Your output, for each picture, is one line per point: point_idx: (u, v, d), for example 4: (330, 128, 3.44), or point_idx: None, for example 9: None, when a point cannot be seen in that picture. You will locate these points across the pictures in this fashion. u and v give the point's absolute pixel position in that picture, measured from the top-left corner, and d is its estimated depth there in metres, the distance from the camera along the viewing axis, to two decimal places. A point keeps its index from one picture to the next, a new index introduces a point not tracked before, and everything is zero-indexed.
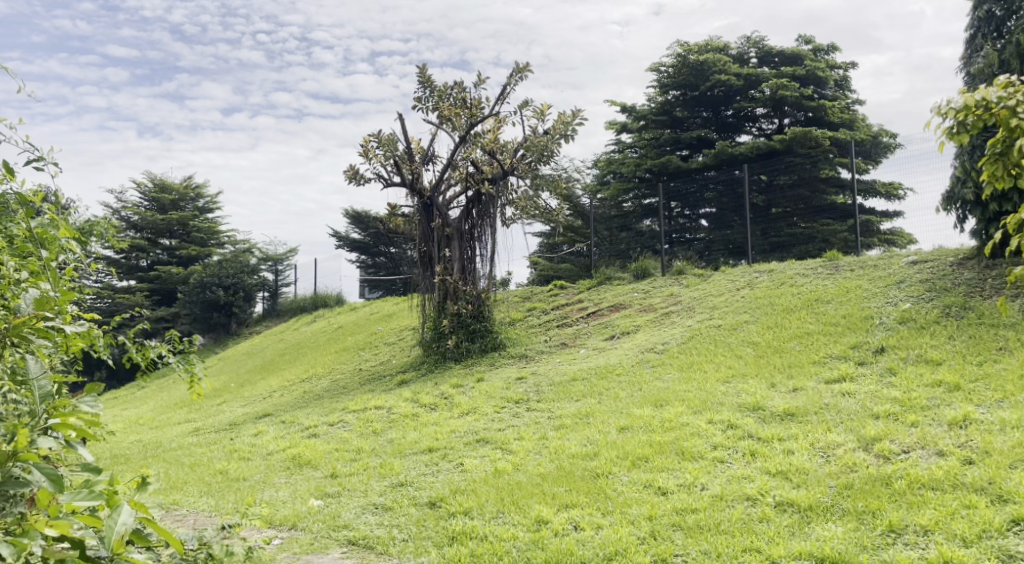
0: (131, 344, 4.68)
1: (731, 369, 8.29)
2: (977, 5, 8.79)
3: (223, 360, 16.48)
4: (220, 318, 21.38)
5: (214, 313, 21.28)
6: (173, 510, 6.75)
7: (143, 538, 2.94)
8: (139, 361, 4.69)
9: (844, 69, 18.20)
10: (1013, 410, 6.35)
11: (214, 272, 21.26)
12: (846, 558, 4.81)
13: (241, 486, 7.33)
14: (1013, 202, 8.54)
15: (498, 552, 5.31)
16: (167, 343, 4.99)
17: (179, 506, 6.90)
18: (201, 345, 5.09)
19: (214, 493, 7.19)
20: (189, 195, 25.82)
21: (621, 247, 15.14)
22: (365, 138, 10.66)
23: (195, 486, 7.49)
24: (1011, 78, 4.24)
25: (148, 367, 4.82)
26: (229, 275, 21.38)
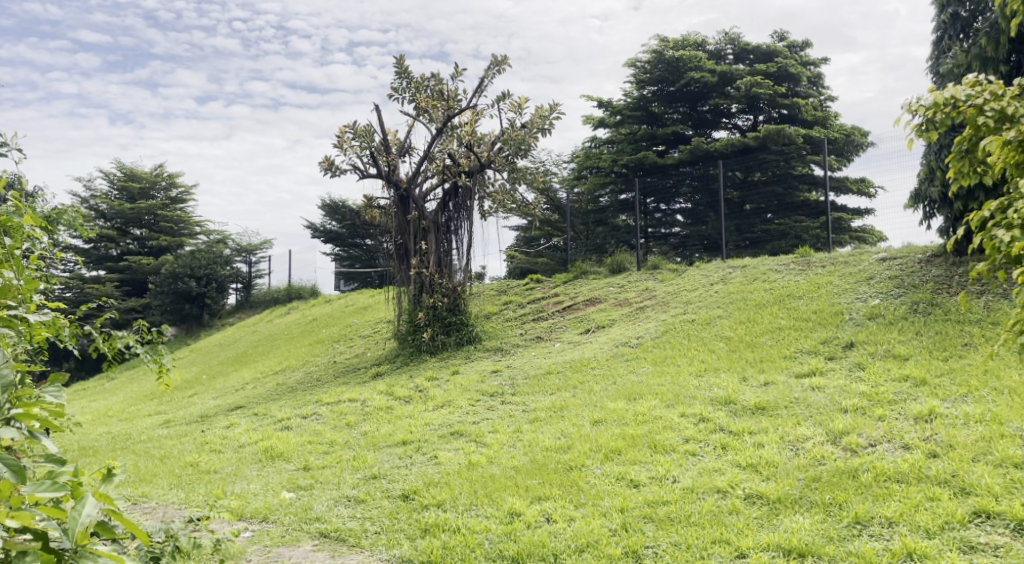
0: (98, 334, 4.61)
1: (704, 363, 8.36)
2: (942, 7, 8.86)
3: (196, 351, 16.33)
4: (192, 309, 21.18)
5: (185, 304, 21.07)
6: (141, 503, 6.73)
7: (110, 530, 2.93)
8: (106, 352, 4.62)
9: (818, 67, 18.32)
10: (977, 405, 6.45)
11: (185, 262, 20.99)
12: (813, 550, 4.87)
13: (211, 478, 7.32)
14: (979, 200, 8.68)
15: (470, 544, 5.32)
16: (135, 332, 4.93)
17: (148, 498, 6.88)
18: (171, 335, 5.01)
19: (184, 485, 7.18)
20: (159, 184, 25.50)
21: (597, 241, 15.18)
22: (340, 129, 10.56)
23: (164, 478, 7.45)
24: (980, 77, 4.35)
25: (115, 358, 4.75)
26: (201, 265, 21.10)
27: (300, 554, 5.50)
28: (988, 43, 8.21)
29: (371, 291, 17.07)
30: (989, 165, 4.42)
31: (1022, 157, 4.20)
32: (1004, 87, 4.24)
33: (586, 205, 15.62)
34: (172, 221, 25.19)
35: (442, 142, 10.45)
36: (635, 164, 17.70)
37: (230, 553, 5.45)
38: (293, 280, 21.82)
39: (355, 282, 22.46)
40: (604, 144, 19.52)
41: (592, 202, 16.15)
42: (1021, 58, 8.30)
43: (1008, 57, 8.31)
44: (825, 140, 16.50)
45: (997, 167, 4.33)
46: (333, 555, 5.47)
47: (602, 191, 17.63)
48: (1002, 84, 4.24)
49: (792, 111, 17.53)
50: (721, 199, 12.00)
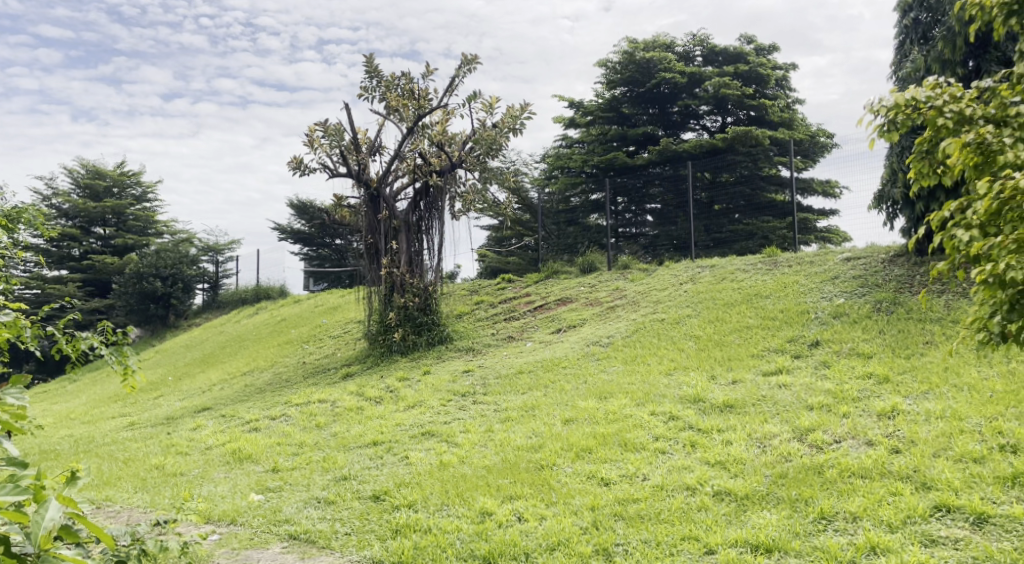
0: (62, 335, 4.62)
1: (674, 362, 8.44)
2: (904, 12, 8.99)
3: (163, 351, 16.15)
4: (158, 309, 20.92)
5: (150, 304, 20.85)
6: (106, 507, 6.67)
7: (75, 534, 2.92)
8: (70, 353, 4.65)
9: (785, 69, 18.48)
10: (938, 401, 6.57)
11: (151, 262, 20.77)
12: (779, 545, 4.94)
13: (178, 481, 7.26)
14: (939, 202, 8.84)
15: (441, 544, 5.33)
16: (100, 334, 4.90)
17: (112, 502, 6.81)
18: (137, 337, 4.97)
19: (150, 488, 7.12)
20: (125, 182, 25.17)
21: (568, 241, 14.93)
22: (310, 128, 10.45)
23: (129, 481, 7.40)
24: (940, 79, 4.50)
25: (79, 359, 4.74)
26: (167, 265, 20.89)
27: (268, 557, 5.47)
28: (946, 47, 8.33)
29: (341, 291, 16.98)
30: (947, 165, 4.56)
31: (977, 159, 4.37)
32: (962, 90, 4.42)
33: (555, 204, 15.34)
34: (138, 220, 24.90)
35: (413, 140, 10.32)
36: (605, 164, 17.77)
37: (196, 556, 5.39)
38: (262, 280, 21.67)
39: (325, 282, 22.32)
40: (575, 144, 19.55)
41: (563, 202, 16.17)
42: (977, 63, 8.45)
43: (966, 63, 8.46)
44: (792, 141, 16.65)
45: (956, 169, 4.46)
46: (301, 558, 5.43)
47: (574, 191, 17.65)
48: (960, 87, 4.42)
49: (760, 113, 17.68)
50: (690, 200, 12.07)
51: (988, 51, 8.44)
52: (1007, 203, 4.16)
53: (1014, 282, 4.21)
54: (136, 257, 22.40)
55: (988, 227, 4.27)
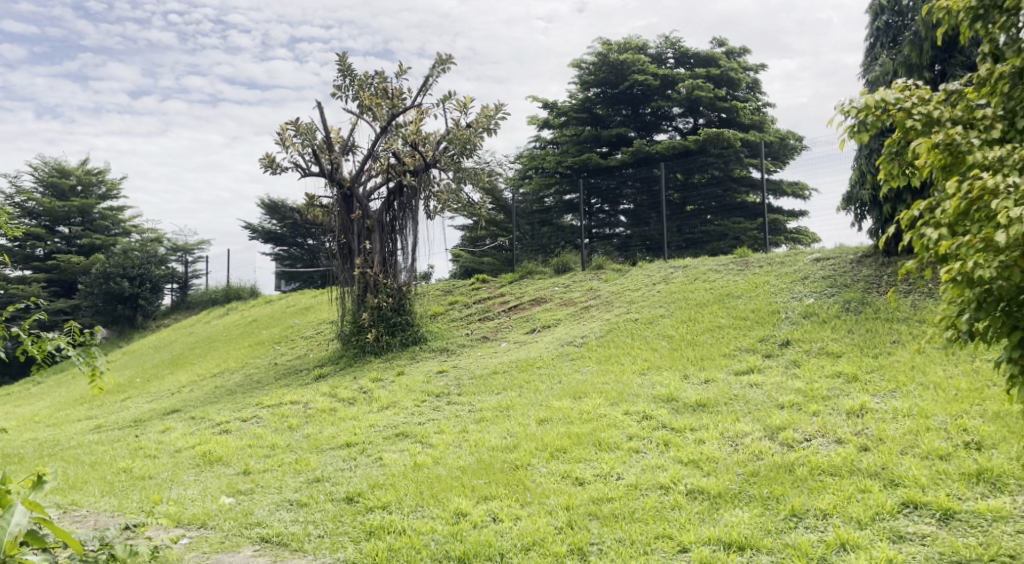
0: (27, 337, 4.61)
1: (648, 361, 8.52)
2: (875, 15, 9.15)
3: (131, 352, 15.91)
4: (125, 310, 20.54)
5: (118, 305, 20.46)
6: (72, 511, 6.57)
7: (40, 538, 3.08)
8: (36, 354, 4.64)
9: (755, 72, 18.72)
10: (905, 399, 6.71)
11: (118, 262, 20.41)
12: (752, 543, 5.01)
13: (147, 484, 7.16)
14: (905, 204, 9.03)
15: (416, 545, 5.31)
16: (66, 334, 4.85)
17: (78, 506, 6.70)
18: (105, 337, 4.85)
19: (117, 492, 7.01)
20: (91, 179, 24.60)
21: (542, 241, 14.85)
22: (281, 126, 10.35)
23: (96, 485, 7.27)
24: (908, 82, 4.68)
25: (45, 361, 4.76)
26: (135, 265, 20.53)
27: (239, 560, 5.43)
28: (913, 51, 8.51)
29: (314, 291, 16.85)
30: (915, 165, 4.74)
31: (946, 160, 4.52)
32: (930, 92, 4.61)
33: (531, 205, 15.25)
34: (104, 219, 24.44)
35: (386, 140, 10.28)
36: (579, 166, 17.83)
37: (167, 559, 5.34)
38: (231, 280, 21.39)
39: (297, 282, 22.10)
40: (549, 145, 19.60)
41: (536, 202, 16.20)
42: (942, 67, 8.63)
43: (933, 67, 8.64)
44: (761, 143, 16.89)
45: (925, 170, 4.62)
46: (274, 561, 5.39)
47: (548, 192, 17.69)
48: (928, 90, 4.61)
49: (731, 115, 17.89)
50: (662, 201, 12.17)
51: (953, 55, 8.64)
52: (974, 203, 4.24)
53: (981, 280, 4.22)
54: (103, 256, 22.03)
55: (956, 226, 4.34)
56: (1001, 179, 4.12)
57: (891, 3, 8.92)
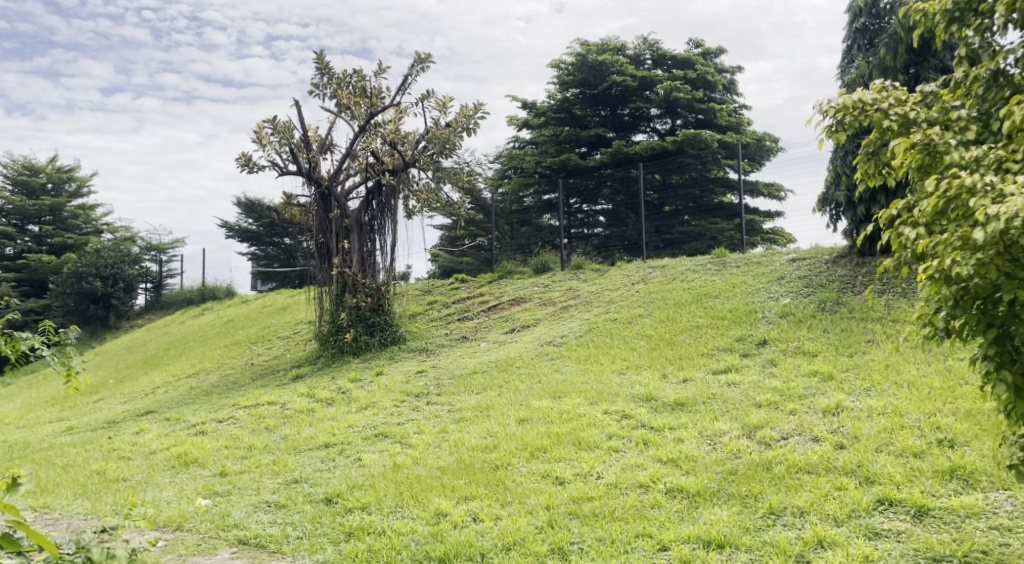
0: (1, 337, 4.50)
1: (626, 361, 8.56)
2: (853, 18, 9.26)
3: (103, 352, 15.68)
4: (97, 310, 20.24)
5: (90, 305, 20.15)
6: (44, 514, 6.47)
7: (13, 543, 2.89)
8: (10, 355, 4.54)
9: (731, 73, 18.88)
10: (879, 398, 6.82)
11: (91, 261, 20.11)
12: (731, 541, 5.05)
13: (120, 486, 7.06)
14: (879, 204, 9.18)
15: (396, 546, 5.30)
16: (41, 333, 4.77)
17: (51, 509, 6.60)
18: (78, 335, 4.86)
19: (91, 495, 6.91)
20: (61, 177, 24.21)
21: (522, 242, 14.91)
22: (258, 124, 10.26)
23: (69, 488, 7.15)
24: (886, 83, 4.76)
25: (19, 362, 4.67)
26: (108, 264, 20.25)
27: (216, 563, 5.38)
28: (887, 54, 8.65)
29: (290, 290, 16.70)
30: (892, 166, 4.77)
31: (923, 159, 4.52)
32: (906, 94, 4.68)
33: (510, 206, 15.46)
34: (76, 218, 24.05)
35: (365, 139, 10.23)
36: (558, 167, 17.85)
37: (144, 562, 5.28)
38: (207, 280, 21.11)
39: (274, 282, 21.91)
40: (528, 144, 19.63)
41: (515, 203, 16.22)
42: (916, 70, 8.76)
43: (906, 70, 8.79)
44: (738, 144, 17.04)
45: (901, 170, 4.67)
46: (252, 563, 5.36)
47: (526, 192, 17.71)
48: (905, 91, 4.68)
49: (708, 116, 18.03)
50: (640, 201, 12.24)
51: (927, 59, 8.77)
52: (951, 202, 4.11)
53: (959, 277, 3.98)
54: (74, 256, 21.69)
55: (934, 226, 4.22)
56: (979, 178, 4.01)
57: (869, 5, 9.04)
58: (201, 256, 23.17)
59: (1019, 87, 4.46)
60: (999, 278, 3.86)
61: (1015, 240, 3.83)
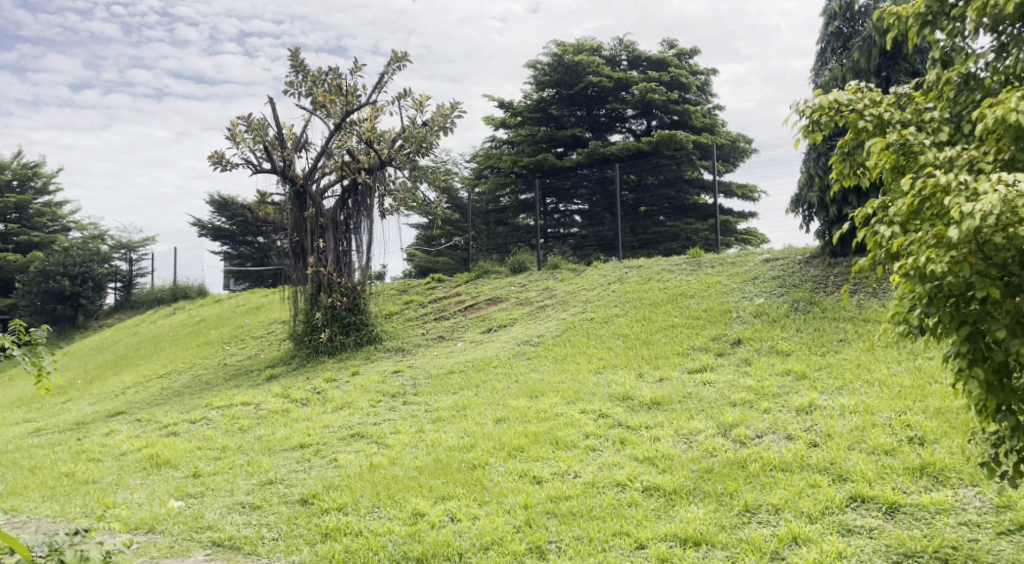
0: None
1: (603, 361, 8.59)
2: (828, 22, 9.41)
3: (71, 352, 15.42)
4: (65, 310, 19.91)
5: (56, 304, 19.81)
6: (13, 518, 6.35)
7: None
8: None
9: (705, 75, 19.04)
10: (851, 396, 6.92)
11: (58, 259, 19.78)
12: (706, 538, 5.09)
13: (90, 488, 6.94)
14: (851, 205, 9.33)
15: (373, 547, 5.27)
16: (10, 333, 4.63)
17: (19, 513, 6.48)
18: (47, 333, 4.74)
19: (60, 497, 6.78)
20: (27, 173, 23.76)
21: (498, 241, 14.67)
22: (232, 122, 10.15)
23: (37, 490, 7.02)
24: (861, 84, 4.77)
25: None
26: (76, 262, 19.93)
27: None
28: (861, 57, 8.80)
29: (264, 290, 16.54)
30: (867, 165, 4.77)
31: (898, 159, 4.51)
32: (882, 95, 4.68)
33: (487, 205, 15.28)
34: (42, 215, 23.61)
35: (340, 137, 10.16)
36: (534, 166, 17.87)
37: None
38: (179, 279, 20.79)
39: (247, 281, 21.68)
40: (504, 144, 19.67)
41: (492, 202, 16.21)
42: (888, 74, 8.92)
43: (878, 73, 8.93)
44: (713, 145, 17.23)
45: (875, 170, 4.64)
46: None
47: (501, 191, 17.71)
48: (880, 92, 4.68)
49: (683, 117, 18.17)
50: (617, 201, 12.35)
51: (898, 63, 8.94)
52: (927, 200, 4.01)
53: (933, 274, 3.87)
54: (41, 254, 21.31)
55: (908, 224, 4.12)
56: (954, 176, 3.89)
57: (844, 9, 9.20)
58: (172, 254, 22.85)
59: (988, 90, 4.52)
60: (972, 275, 3.75)
61: (988, 239, 3.70)
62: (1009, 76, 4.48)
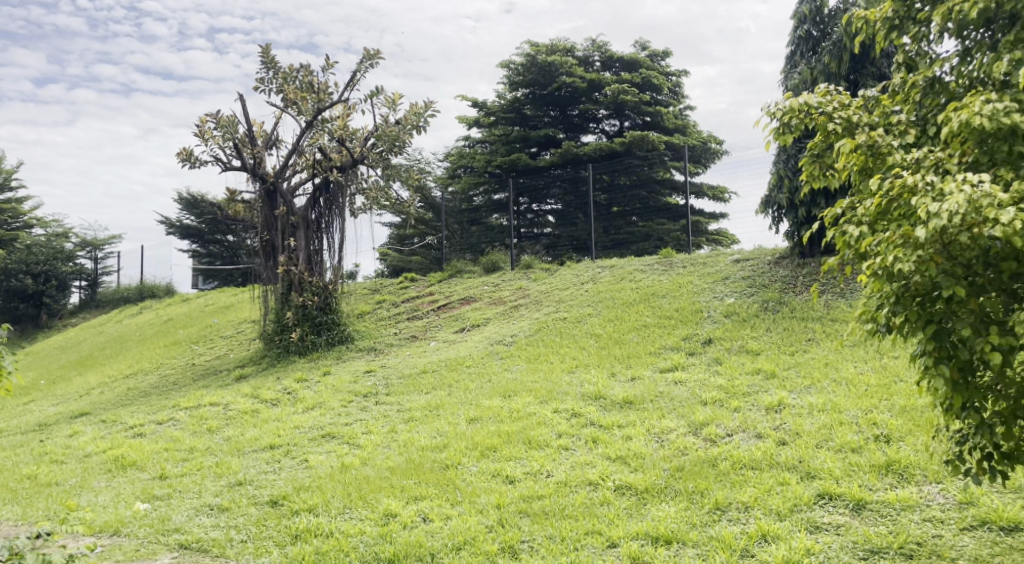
0: None
1: (576, 360, 8.59)
2: (797, 25, 9.52)
3: (35, 352, 15.11)
4: (27, 309, 19.54)
5: (18, 303, 19.43)
6: None
7: None
8: None
9: (677, 77, 19.19)
10: (819, 395, 6.99)
11: (21, 257, 19.41)
12: (678, 536, 5.09)
13: (52, 491, 6.78)
14: (819, 206, 9.43)
15: (344, 548, 5.21)
16: None
17: None
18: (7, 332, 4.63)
19: (21, 500, 6.62)
20: None
21: (472, 241, 14.67)
22: (201, 118, 10.02)
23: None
24: (830, 88, 4.78)
25: None
26: (39, 261, 19.59)
27: None
28: (832, 61, 8.90)
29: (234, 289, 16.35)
30: (836, 169, 4.76)
31: (867, 160, 4.50)
32: (850, 98, 4.70)
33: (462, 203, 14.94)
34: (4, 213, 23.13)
35: (312, 135, 10.06)
36: (508, 166, 17.88)
37: None
38: (145, 277, 20.47)
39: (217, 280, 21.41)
40: (478, 144, 19.69)
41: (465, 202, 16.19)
42: (856, 77, 9.04)
43: (847, 76, 9.04)
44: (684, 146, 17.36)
45: (844, 173, 4.62)
46: None
47: (474, 191, 17.69)
48: (848, 95, 4.70)
49: (655, 118, 18.29)
50: (590, 201, 12.48)
51: (866, 67, 9.06)
52: (895, 201, 4.00)
53: (900, 274, 3.80)
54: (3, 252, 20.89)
55: (877, 224, 4.09)
56: (920, 177, 3.86)
57: (814, 13, 9.30)
58: (139, 252, 22.50)
59: (953, 94, 4.48)
60: (937, 275, 3.68)
61: (953, 239, 3.64)
62: (973, 80, 4.42)
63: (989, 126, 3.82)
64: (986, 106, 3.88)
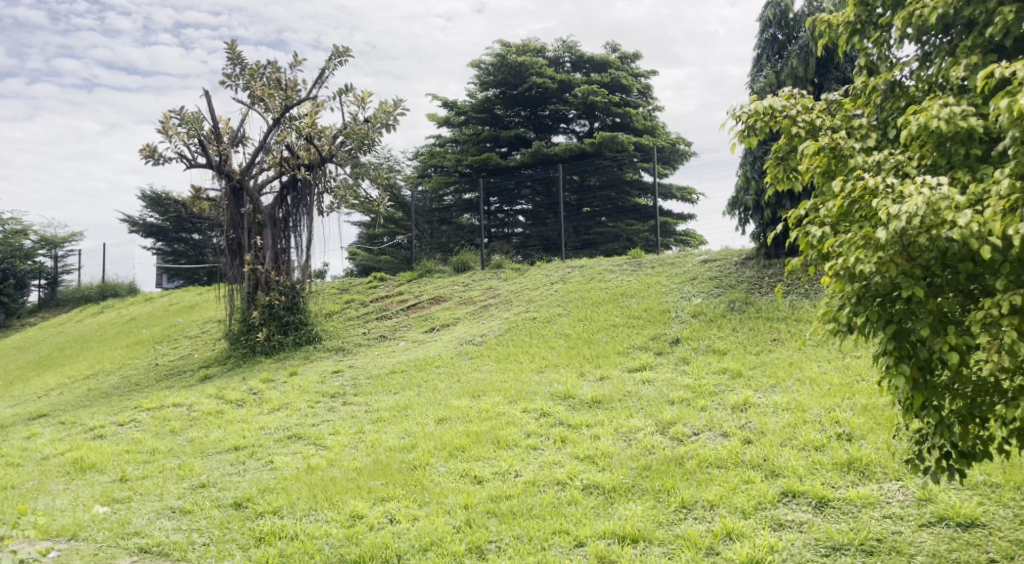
0: None
1: (545, 360, 8.58)
2: (763, 28, 9.59)
3: None
4: None
5: None
6: None
7: None
8: None
9: (647, 78, 19.28)
10: (784, 394, 7.03)
11: None
12: (644, 535, 5.10)
13: (9, 494, 6.64)
14: (785, 208, 9.51)
15: (309, 550, 5.16)
16: None
17: None
18: None
19: None
20: None
21: (442, 240, 14.66)
22: (165, 114, 9.87)
23: None
24: (794, 90, 4.81)
25: None
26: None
27: None
28: (798, 65, 8.97)
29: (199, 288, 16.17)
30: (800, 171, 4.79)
31: (829, 162, 4.53)
32: (813, 101, 4.74)
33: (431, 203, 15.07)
34: None
35: (279, 132, 9.97)
36: (478, 166, 17.84)
37: None
38: (108, 276, 20.19)
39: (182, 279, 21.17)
40: (449, 143, 19.65)
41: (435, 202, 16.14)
42: (821, 81, 9.14)
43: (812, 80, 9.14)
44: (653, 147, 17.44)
45: (807, 174, 4.64)
46: None
47: (444, 190, 17.63)
48: (811, 99, 4.74)
49: (625, 119, 18.36)
50: (560, 201, 12.49)
51: (830, 71, 9.16)
52: (857, 203, 4.03)
53: (861, 274, 3.83)
54: None
55: (838, 226, 4.12)
56: (881, 180, 3.89)
57: (779, 17, 9.39)
58: (102, 250, 22.20)
59: (912, 97, 4.52)
60: (898, 276, 3.71)
61: (912, 239, 3.65)
62: (932, 84, 4.45)
63: (946, 128, 3.85)
64: (943, 108, 3.90)
